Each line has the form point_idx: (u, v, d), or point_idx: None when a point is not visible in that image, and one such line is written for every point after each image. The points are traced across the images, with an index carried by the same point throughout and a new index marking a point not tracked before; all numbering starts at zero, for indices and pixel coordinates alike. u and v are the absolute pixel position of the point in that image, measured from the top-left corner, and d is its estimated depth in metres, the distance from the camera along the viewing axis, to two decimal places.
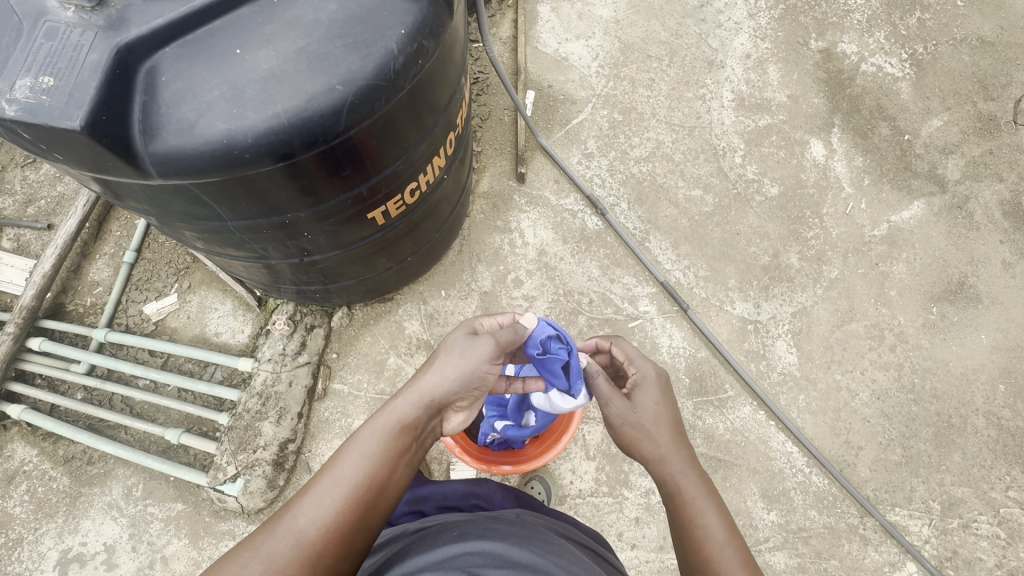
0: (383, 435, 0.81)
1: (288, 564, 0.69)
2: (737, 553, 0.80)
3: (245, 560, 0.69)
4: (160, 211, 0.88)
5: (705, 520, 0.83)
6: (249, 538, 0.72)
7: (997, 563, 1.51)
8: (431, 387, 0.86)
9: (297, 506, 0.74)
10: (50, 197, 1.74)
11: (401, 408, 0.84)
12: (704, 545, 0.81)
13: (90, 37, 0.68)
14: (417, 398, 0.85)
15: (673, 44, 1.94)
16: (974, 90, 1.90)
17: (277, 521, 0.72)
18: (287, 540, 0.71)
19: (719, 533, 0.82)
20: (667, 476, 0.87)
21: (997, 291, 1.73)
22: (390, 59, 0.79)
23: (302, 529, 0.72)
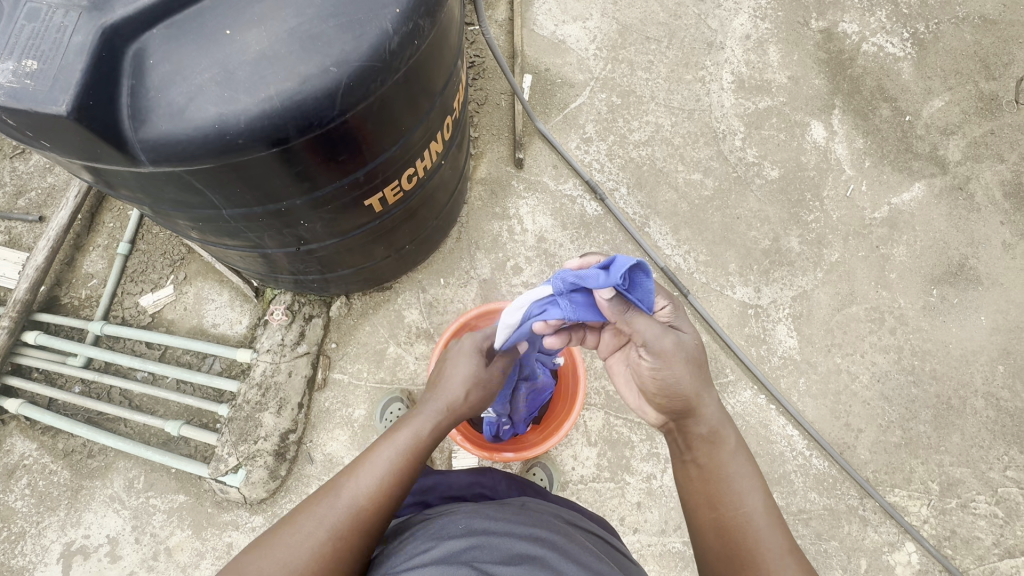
0: (421, 427, 0.86)
1: (353, 533, 0.75)
2: (768, 507, 0.82)
3: (309, 526, 0.73)
4: (153, 199, 0.86)
5: (736, 473, 0.83)
6: (305, 507, 0.76)
7: (994, 542, 1.53)
8: (455, 393, 0.92)
9: (352, 482, 0.78)
10: (41, 188, 1.72)
11: (432, 404, 0.90)
12: (736, 500, 0.82)
13: (73, 18, 0.66)
14: (445, 399, 0.91)
15: (671, 26, 1.91)
16: (976, 70, 1.88)
17: (334, 493, 0.77)
18: (348, 510, 0.75)
19: (753, 487, 0.82)
20: (703, 423, 0.84)
21: (997, 272, 1.72)
22: (385, 40, 0.77)
23: (358, 502, 0.76)
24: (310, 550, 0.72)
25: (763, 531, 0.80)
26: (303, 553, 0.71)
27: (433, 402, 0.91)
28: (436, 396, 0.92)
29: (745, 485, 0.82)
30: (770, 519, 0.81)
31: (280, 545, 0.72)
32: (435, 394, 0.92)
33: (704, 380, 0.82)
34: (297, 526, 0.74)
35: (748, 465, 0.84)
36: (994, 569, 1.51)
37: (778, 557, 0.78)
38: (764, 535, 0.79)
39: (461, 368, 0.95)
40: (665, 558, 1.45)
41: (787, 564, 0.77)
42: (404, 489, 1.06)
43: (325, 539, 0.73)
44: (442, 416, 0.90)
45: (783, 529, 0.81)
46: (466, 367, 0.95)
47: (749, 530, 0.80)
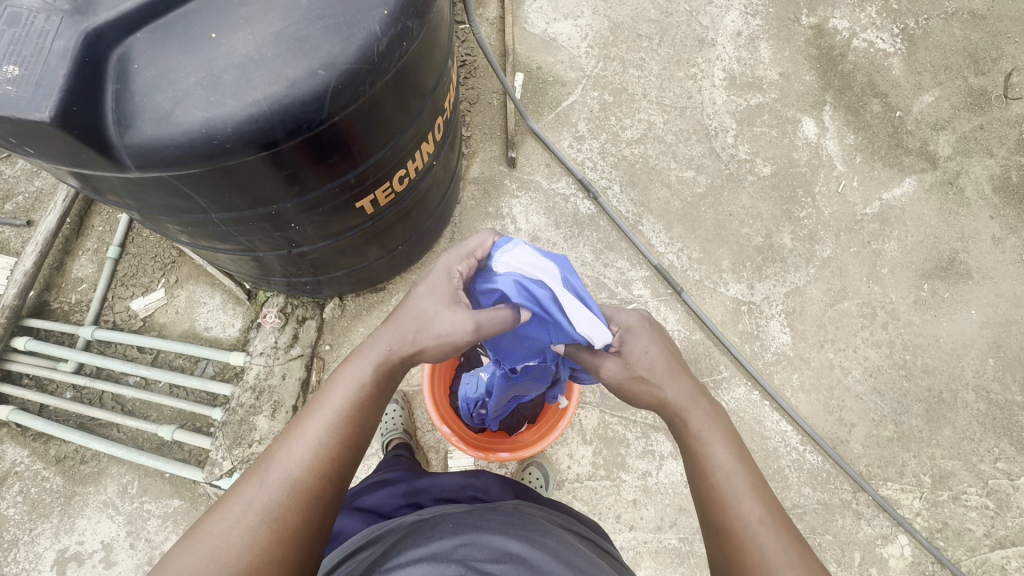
0: (360, 379, 0.81)
1: (286, 511, 0.70)
2: (744, 477, 0.79)
3: (237, 511, 0.69)
4: (141, 204, 0.85)
5: (708, 447, 0.82)
6: (235, 489, 0.72)
7: (986, 533, 1.54)
8: (401, 336, 0.84)
9: (282, 454, 0.74)
10: (28, 192, 1.70)
11: (371, 352, 0.84)
12: (707, 474, 0.80)
13: (55, 23, 0.65)
14: (392, 343, 0.84)
15: (663, 23, 1.91)
16: (965, 65, 1.89)
17: (264, 472, 0.72)
18: (278, 488, 0.71)
19: (726, 458, 0.81)
20: (668, 410, 0.86)
21: (987, 266, 1.74)
22: (373, 42, 0.76)
23: (290, 477, 0.72)
24: (240, 538, 0.67)
25: (735, 500, 0.77)
26: (232, 542, 0.67)
27: (373, 349, 0.84)
28: (379, 341, 0.85)
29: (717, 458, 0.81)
30: (745, 488, 0.78)
31: (210, 533, 0.68)
32: (376, 338, 0.85)
33: (667, 372, 0.86)
34: (225, 512, 0.69)
35: (724, 440, 0.83)
36: (986, 560, 1.53)
37: (751, 526, 0.74)
38: (737, 505, 0.76)
39: (410, 310, 0.85)
40: (661, 555, 1.46)
41: (760, 532, 0.74)
42: (398, 491, 1.06)
43: (255, 526, 0.68)
44: (384, 364, 0.83)
45: (761, 500, 0.77)
46: (418, 309, 0.85)
47: (723, 502, 0.77)
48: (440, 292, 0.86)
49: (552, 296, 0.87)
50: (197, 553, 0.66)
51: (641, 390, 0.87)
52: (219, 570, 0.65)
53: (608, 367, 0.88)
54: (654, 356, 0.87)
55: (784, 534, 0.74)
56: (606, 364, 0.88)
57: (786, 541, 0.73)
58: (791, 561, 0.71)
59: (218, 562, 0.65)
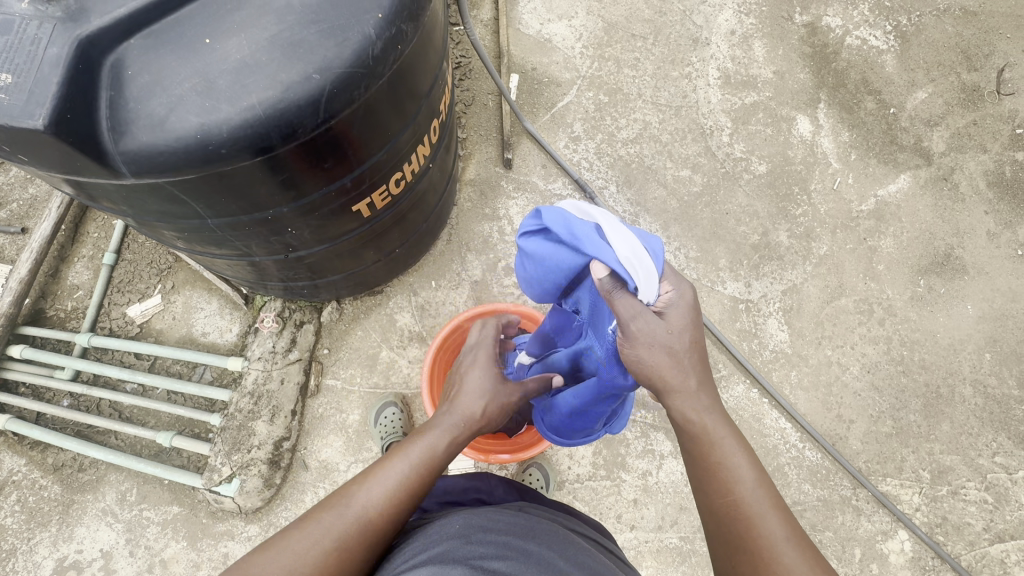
0: (438, 444, 0.83)
1: (356, 546, 0.72)
2: (764, 491, 0.74)
3: (315, 534, 0.71)
4: (137, 211, 0.84)
5: (728, 460, 0.75)
6: (311, 513, 0.73)
7: (985, 527, 1.55)
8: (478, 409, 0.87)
9: (362, 492, 0.75)
10: (22, 199, 1.69)
11: (451, 418, 0.85)
12: (726, 488, 0.74)
13: (48, 30, 0.65)
14: (462, 417, 0.86)
15: (657, 23, 1.91)
16: (958, 61, 1.90)
17: (343, 503, 0.74)
18: (354, 523, 0.73)
19: (744, 472, 0.74)
20: (684, 412, 0.75)
21: (982, 261, 1.74)
22: (367, 45, 0.76)
23: (367, 517, 0.73)
24: (314, 560, 0.69)
25: (756, 516, 0.72)
26: (306, 561, 0.68)
27: (452, 416, 0.86)
28: (457, 409, 0.86)
29: (735, 471, 0.74)
30: (767, 504, 0.73)
31: (288, 549, 0.69)
32: (455, 405, 0.87)
33: (690, 365, 0.74)
34: (304, 532, 0.71)
35: (741, 450, 0.76)
36: (985, 554, 1.53)
37: (774, 545, 0.71)
38: (758, 523, 0.72)
39: (473, 385, 0.89)
40: (662, 554, 1.46)
41: (786, 551, 0.70)
42: None
43: (328, 551, 0.70)
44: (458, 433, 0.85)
45: (782, 515, 0.73)
46: (479, 385, 0.89)
47: (743, 518, 0.73)
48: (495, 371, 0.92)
49: (596, 219, 0.77)
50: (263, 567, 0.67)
51: (668, 373, 0.72)
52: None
53: (639, 326, 0.71)
54: (686, 335, 0.73)
55: (806, 549, 0.71)
56: (631, 305, 0.71)
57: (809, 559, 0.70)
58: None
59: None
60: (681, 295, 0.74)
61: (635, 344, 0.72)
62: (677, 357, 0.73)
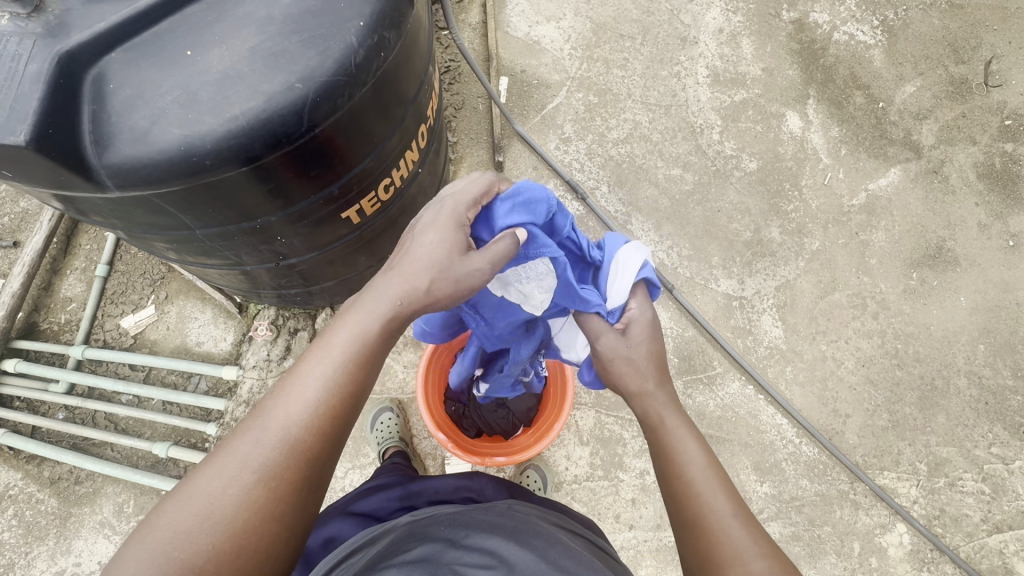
0: (367, 330, 0.72)
1: (280, 469, 0.65)
2: (717, 474, 0.76)
3: (231, 468, 0.64)
4: (124, 223, 0.84)
5: (682, 447, 0.78)
6: (227, 444, 0.66)
7: (983, 518, 1.55)
8: (414, 284, 0.73)
9: (277, 411, 0.67)
10: (13, 214, 1.69)
11: (378, 299, 0.73)
12: (679, 467, 0.77)
13: (28, 46, 0.65)
14: (400, 295, 0.73)
15: (645, 22, 1.92)
16: (945, 55, 1.91)
17: (260, 428, 0.66)
18: (275, 446, 0.65)
19: (697, 457, 0.77)
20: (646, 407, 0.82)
21: (974, 252, 1.75)
22: (350, 53, 0.77)
23: (287, 434, 0.66)
24: (236, 498, 0.63)
25: (708, 495, 0.74)
26: (227, 500, 0.62)
27: (382, 299, 0.73)
28: (388, 289, 0.73)
29: (690, 453, 0.78)
30: (716, 485, 0.75)
31: (202, 490, 0.63)
32: (384, 284, 0.73)
33: (649, 363, 0.85)
34: (220, 466, 0.64)
35: (693, 440, 0.79)
36: (984, 545, 1.54)
37: (723, 520, 0.72)
38: (712, 499, 0.73)
39: (419, 252, 0.73)
40: (661, 553, 1.46)
41: (734, 527, 0.71)
42: (393, 495, 1.05)
43: (250, 484, 0.64)
44: (393, 313, 0.73)
45: (733, 497, 0.74)
46: (427, 253, 0.73)
47: (697, 497, 0.74)
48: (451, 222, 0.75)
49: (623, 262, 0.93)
50: (184, 515, 0.61)
51: (631, 372, 0.84)
52: (211, 529, 0.61)
53: (603, 345, 0.86)
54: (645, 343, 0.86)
55: (754, 530, 0.72)
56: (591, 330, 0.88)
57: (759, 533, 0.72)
58: (763, 556, 0.69)
59: (213, 519, 0.61)
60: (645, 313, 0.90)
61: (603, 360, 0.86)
62: (640, 363, 0.85)
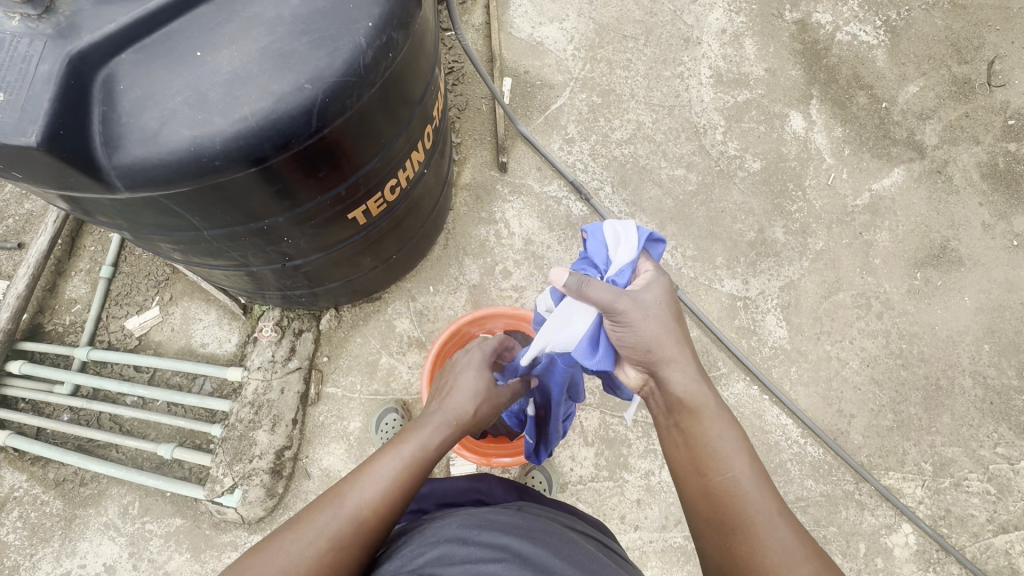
0: (428, 441, 0.85)
1: (352, 545, 0.71)
2: (756, 469, 0.76)
3: (310, 534, 0.70)
4: (132, 224, 0.84)
5: (721, 436, 0.77)
6: (306, 516, 0.72)
7: (989, 518, 1.55)
8: (463, 410, 0.92)
9: (356, 489, 0.75)
10: (18, 215, 1.69)
11: (436, 421, 0.89)
12: (719, 461, 0.76)
13: (39, 47, 0.65)
14: (450, 412, 0.91)
15: (648, 23, 1.92)
16: (948, 55, 1.91)
17: (337, 503, 0.73)
18: (351, 521, 0.72)
19: (736, 452, 0.76)
20: (680, 384, 0.79)
21: (978, 252, 1.75)
22: (358, 54, 0.77)
23: (361, 515, 0.73)
24: (311, 563, 0.67)
25: (750, 493, 0.74)
26: (303, 562, 0.67)
27: (438, 419, 0.89)
28: (442, 413, 0.91)
29: (729, 445, 0.77)
30: (756, 484, 0.75)
31: (281, 552, 0.68)
32: (440, 410, 0.91)
33: (678, 336, 0.81)
34: (298, 534, 0.69)
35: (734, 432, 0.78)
36: (990, 545, 1.54)
37: (766, 521, 0.72)
38: (753, 497, 0.74)
39: (468, 386, 0.96)
40: (666, 554, 1.46)
41: (777, 528, 0.71)
42: None
43: (324, 551, 0.69)
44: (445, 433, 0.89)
45: (772, 493, 0.75)
46: (471, 385, 0.96)
47: (737, 493, 0.74)
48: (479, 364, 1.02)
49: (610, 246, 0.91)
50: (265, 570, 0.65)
51: (665, 344, 0.79)
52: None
53: (625, 304, 0.80)
54: (671, 312, 0.82)
55: (796, 529, 0.72)
56: (607, 291, 0.80)
57: (798, 531, 0.72)
58: (808, 559, 0.69)
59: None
60: (660, 274, 0.86)
61: (625, 322, 0.80)
62: (670, 328, 0.80)
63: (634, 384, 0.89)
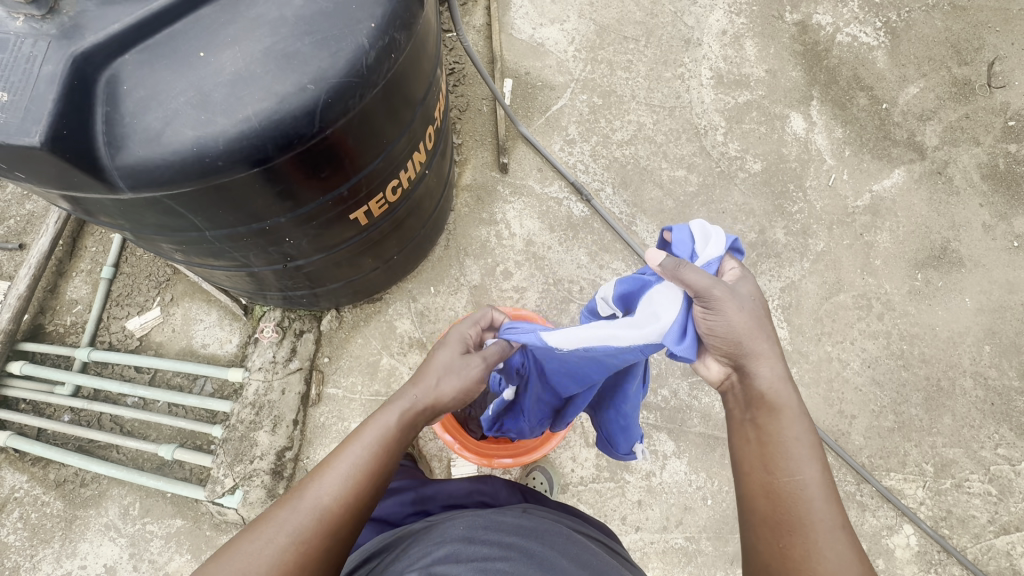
0: (388, 424, 0.80)
1: (311, 539, 0.69)
2: (826, 478, 0.74)
3: (269, 531, 0.68)
4: (134, 224, 0.84)
5: (796, 439, 0.75)
6: (270, 511, 0.71)
7: (990, 519, 1.55)
8: (429, 384, 0.85)
9: (314, 483, 0.73)
10: (19, 216, 1.69)
11: (400, 400, 0.83)
12: (790, 462, 0.74)
13: (43, 47, 0.65)
14: (420, 391, 0.84)
15: (648, 24, 1.92)
16: (948, 56, 1.91)
17: (296, 498, 0.71)
18: (310, 515, 0.70)
19: (808, 457, 0.74)
20: (764, 381, 0.77)
21: (979, 253, 1.75)
22: (361, 55, 0.77)
23: (321, 507, 0.71)
24: (271, 560, 0.66)
25: (816, 500, 0.72)
26: (263, 559, 0.66)
27: (401, 397, 0.83)
28: (408, 391, 0.84)
29: (802, 449, 0.75)
30: (823, 494, 0.73)
31: (243, 551, 0.67)
32: (405, 389, 0.85)
33: (768, 334, 0.78)
34: (259, 531, 0.69)
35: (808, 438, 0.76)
36: (991, 547, 1.53)
37: (827, 532, 0.71)
38: (818, 506, 0.72)
39: (437, 359, 0.89)
40: (668, 555, 1.46)
41: (836, 541, 0.70)
42: (404, 499, 1.05)
43: (284, 547, 0.68)
44: (410, 411, 0.82)
45: (838, 505, 0.73)
46: (440, 359, 0.89)
47: (802, 499, 0.73)
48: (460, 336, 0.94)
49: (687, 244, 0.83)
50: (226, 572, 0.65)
51: (755, 339, 0.76)
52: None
53: (720, 294, 0.75)
54: (764, 310, 0.78)
55: (854, 544, 0.71)
56: (703, 275, 0.75)
57: (856, 550, 0.71)
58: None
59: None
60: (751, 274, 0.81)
61: (717, 310, 0.75)
62: (760, 326, 0.77)
63: (713, 378, 0.85)
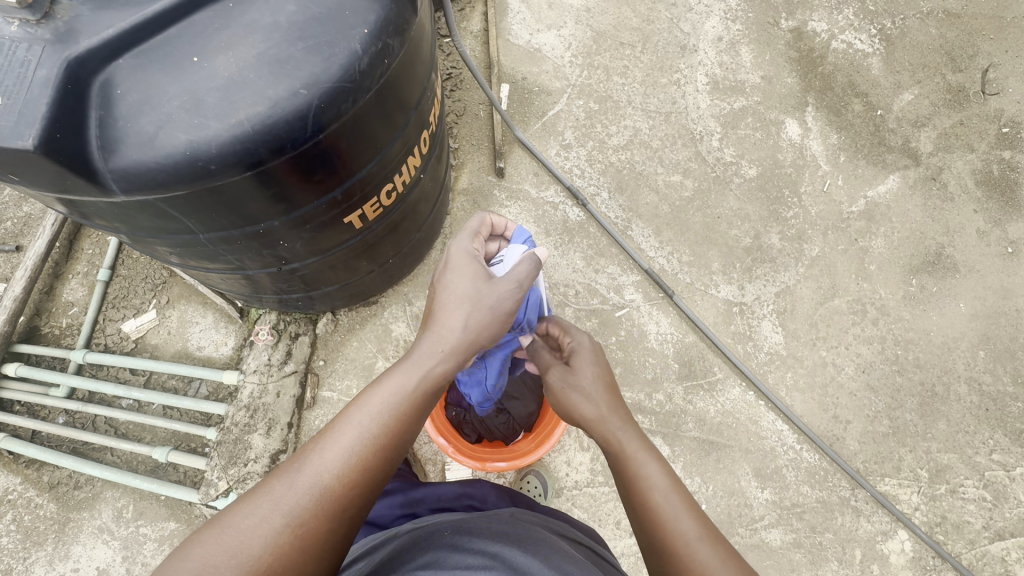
0: (403, 386, 0.75)
1: (311, 518, 0.65)
2: (679, 495, 0.77)
3: (264, 509, 0.64)
4: (129, 227, 0.85)
5: (644, 469, 0.81)
6: (265, 485, 0.67)
7: (984, 525, 1.55)
8: (450, 332, 0.79)
9: (315, 455, 0.68)
10: (16, 218, 1.70)
11: (424, 355, 0.78)
12: (641, 490, 0.79)
13: (37, 51, 0.66)
14: (443, 344, 0.79)
15: (644, 31, 1.93)
16: (942, 63, 1.92)
17: (295, 471, 0.67)
18: (308, 492, 0.66)
19: (658, 480, 0.79)
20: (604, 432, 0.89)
21: (973, 259, 1.75)
22: (354, 60, 0.77)
23: (321, 483, 0.66)
24: (265, 540, 0.62)
25: (671, 517, 0.75)
26: (256, 541, 0.62)
27: (424, 350, 0.78)
28: (429, 341, 0.79)
29: (650, 473, 0.80)
30: (680, 506, 0.76)
31: (236, 528, 0.63)
32: (425, 338, 0.79)
33: (600, 392, 0.93)
34: (252, 507, 0.64)
35: (655, 461, 0.82)
36: (986, 552, 1.53)
37: (688, 543, 0.72)
38: (676, 521, 0.74)
39: (455, 292, 0.82)
40: None
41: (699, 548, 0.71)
42: (394, 502, 1.06)
43: (280, 527, 0.63)
44: (432, 365, 0.77)
45: (696, 514, 0.75)
46: (462, 294, 0.82)
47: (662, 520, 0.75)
48: (474, 272, 0.85)
49: None
50: (216, 551, 0.61)
51: (584, 403, 0.93)
52: (240, 570, 0.61)
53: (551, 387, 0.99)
54: (591, 374, 0.97)
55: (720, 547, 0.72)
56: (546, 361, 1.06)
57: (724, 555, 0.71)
58: None
59: (240, 560, 0.61)
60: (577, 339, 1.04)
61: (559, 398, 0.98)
62: (590, 390, 0.94)
63: None
